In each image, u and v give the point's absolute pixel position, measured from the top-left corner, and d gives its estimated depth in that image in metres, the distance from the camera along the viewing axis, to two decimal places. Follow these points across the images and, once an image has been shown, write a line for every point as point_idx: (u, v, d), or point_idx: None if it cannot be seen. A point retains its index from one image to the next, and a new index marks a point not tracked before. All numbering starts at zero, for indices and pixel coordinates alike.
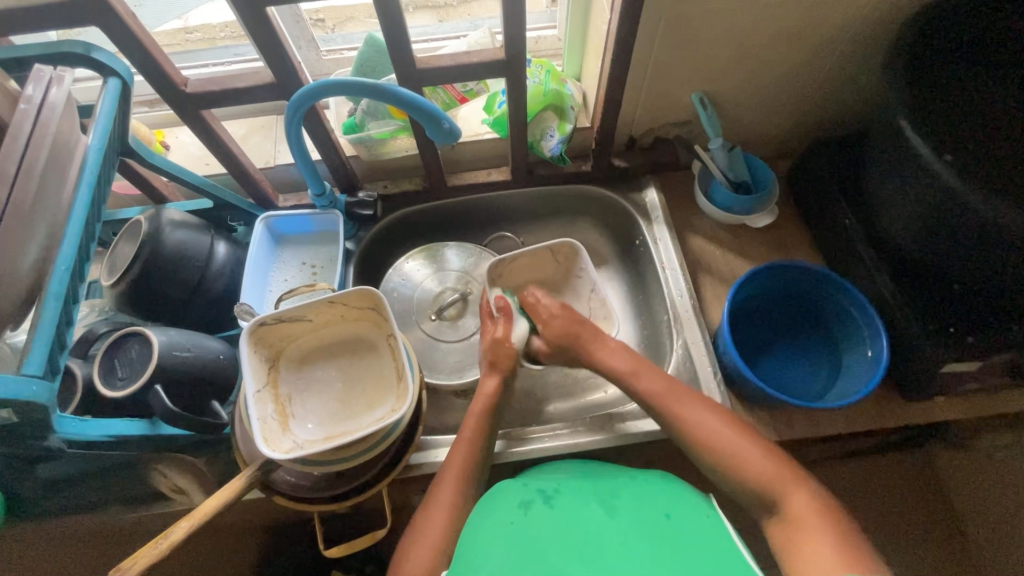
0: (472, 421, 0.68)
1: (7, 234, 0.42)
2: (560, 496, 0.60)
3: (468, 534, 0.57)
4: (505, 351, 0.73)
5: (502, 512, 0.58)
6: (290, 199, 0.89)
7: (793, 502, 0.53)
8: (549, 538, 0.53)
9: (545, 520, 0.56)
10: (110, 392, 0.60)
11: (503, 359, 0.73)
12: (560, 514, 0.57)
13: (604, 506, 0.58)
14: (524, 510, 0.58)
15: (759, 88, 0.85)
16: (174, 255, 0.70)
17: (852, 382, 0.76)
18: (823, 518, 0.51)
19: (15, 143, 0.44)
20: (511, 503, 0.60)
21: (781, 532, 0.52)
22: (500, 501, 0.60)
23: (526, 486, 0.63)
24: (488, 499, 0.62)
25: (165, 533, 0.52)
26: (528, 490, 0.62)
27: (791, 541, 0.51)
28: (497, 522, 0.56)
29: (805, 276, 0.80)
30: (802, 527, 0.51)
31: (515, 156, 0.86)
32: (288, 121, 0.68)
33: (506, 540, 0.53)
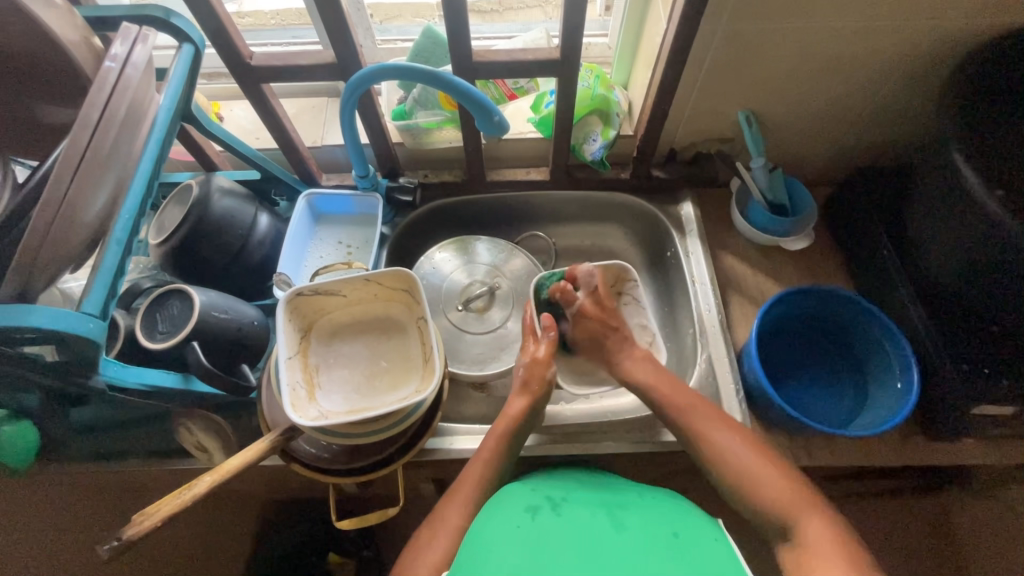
0: (497, 430, 0.69)
1: (84, 175, 0.44)
2: (567, 504, 0.61)
3: (475, 532, 0.57)
4: (538, 374, 0.72)
5: (510, 513, 0.59)
6: (332, 179, 0.92)
7: (808, 530, 0.53)
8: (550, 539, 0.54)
9: (554, 523, 0.57)
10: (149, 343, 0.62)
11: (535, 382, 0.71)
12: (567, 519, 0.58)
13: (609, 514, 0.59)
14: (530, 511, 0.59)
15: (808, 110, 0.85)
16: (220, 222, 0.73)
17: (880, 413, 0.74)
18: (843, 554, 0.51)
19: (100, 93, 0.46)
20: (518, 507, 0.60)
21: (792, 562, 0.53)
22: (508, 503, 0.61)
23: (534, 492, 0.64)
24: (494, 500, 0.62)
25: (188, 485, 0.55)
26: (536, 495, 0.63)
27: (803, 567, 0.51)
28: (504, 522, 0.57)
29: (839, 303, 0.79)
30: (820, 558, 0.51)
31: (557, 158, 0.87)
32: (343, 102, 0.70)
33: (510, 540, 0.54)
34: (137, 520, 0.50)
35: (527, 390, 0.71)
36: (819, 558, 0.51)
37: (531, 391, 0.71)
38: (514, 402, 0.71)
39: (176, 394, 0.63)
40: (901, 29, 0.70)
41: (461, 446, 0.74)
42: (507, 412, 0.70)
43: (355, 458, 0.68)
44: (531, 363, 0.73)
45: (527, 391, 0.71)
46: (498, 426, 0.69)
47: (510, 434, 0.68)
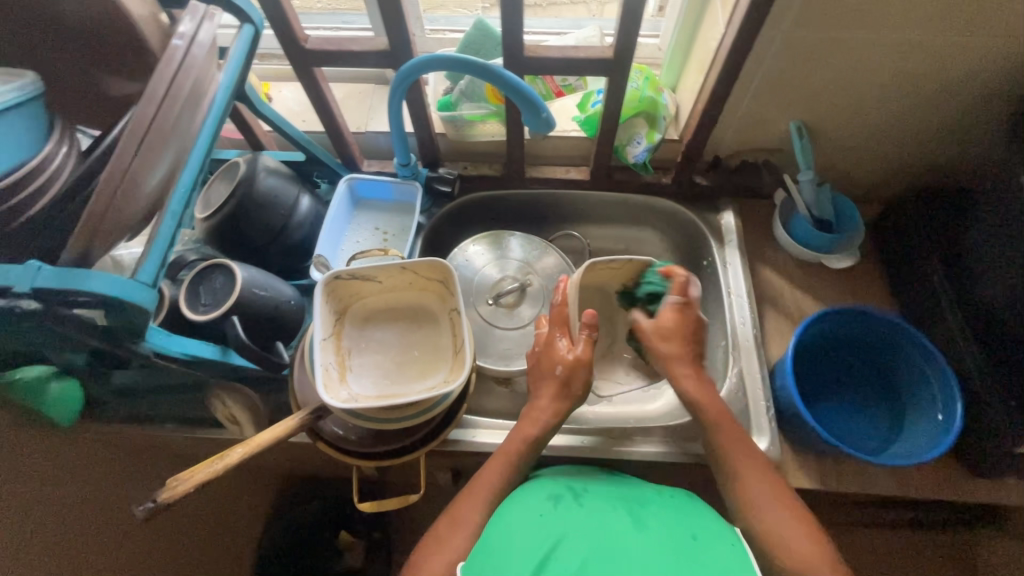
0: (523, 432, 0.67)
1: (148, 148, 0.45)
2: (587, 496, 0.61)
3: (497, 518, 0.59)
4: (582, 377, 0.68)
5: (532, 503, 0.60)
6: (374, 165, 0.93)
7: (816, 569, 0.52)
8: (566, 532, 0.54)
9: (573, 513, 0.57)
10: (192, 315, 0.64)
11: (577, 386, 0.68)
12: (585, 511, 0.58)
13: (628, 510, 0.58)
14: (552, 501, 0.60)
15: (864, 125, 0.82)
16: (264, 201, 0.74)
17: (917, 445, 0.72)
18: None
19: (167, 68, 0.47)
20: (540, 496, 0.61)
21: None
22: (532, 493, 0.62)
23: (558, 483, 0.65)
24: (520, 489, 0.64)
25: (221, 454, 0.56)
26: (560, 486, 0.63)
27: None
28: (525, 511, 0.58)
29: (882, 328, 0.76)
30: None
31: (599, 158, 0.86)
32: (392, 91, 0.70)
33: (528, 528, 0.55)
34: (171, 484, 0.53)
35: (562, 394, 0.68)
36: None
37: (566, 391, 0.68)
38: (545, 405, 0.68)
39: (214, 366, 0.65)
40: (973, 46, 0.67)
41: (484, 439, 0.74)
42: (534, 408, 0.69)
43: (381, 442, 0.69)
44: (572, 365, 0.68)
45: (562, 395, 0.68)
46: (524, 425, 0.68)
47: (535, 440, 0.67)
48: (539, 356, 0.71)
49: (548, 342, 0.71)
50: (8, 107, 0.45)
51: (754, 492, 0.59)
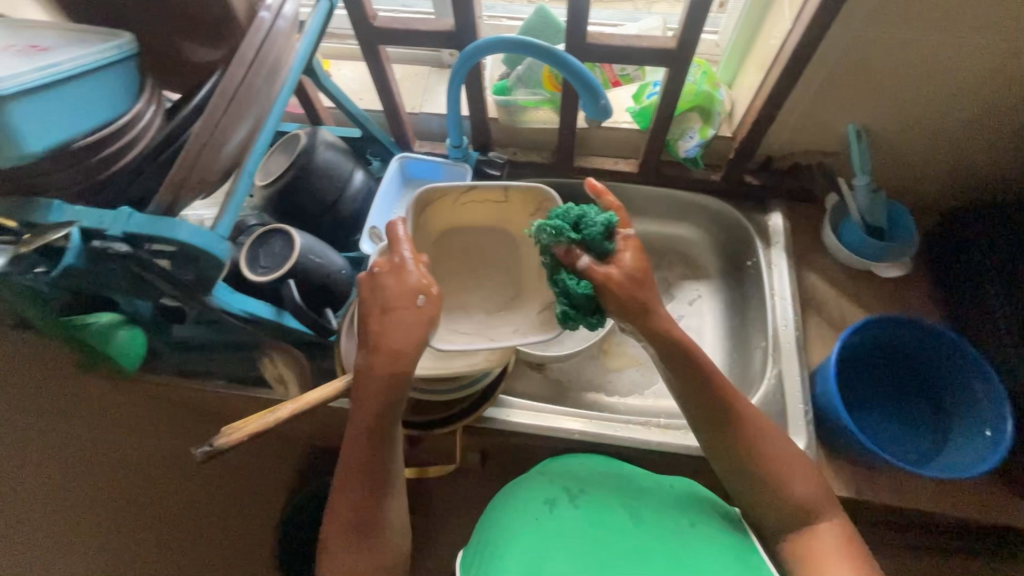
0: (370, 407, 0.54)
1: (235, 109, 0.48)
2: (584, 497, 0.62)
3: (498, 531, 0.61)
4: (411, 317, 0.53)
5: (526, 509, 0.61)
6: (425, 146, 0.95)
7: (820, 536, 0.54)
8: (575, 541, 0.56)
9: (570, 519, 0.59)
10: (252, 275, 0.67)
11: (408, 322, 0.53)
12: (585, 516, 0.60)
13: (628, 508, 0.61)
14: (548, 508, 0.61)
15: (928, 131, 0.79)
16: (322, 173, 0.77)
17: (958, 462, 0.70)
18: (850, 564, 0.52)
19: (257, 36, 0.50)
20: (535, 500, 0.62)
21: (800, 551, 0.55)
22: (525, 497, 0.63)
23: (549, 480, 0.65)
24: (512, 496, 0.65)
25: (269, 411, 0.59)
26: (553, 485, 0.64)
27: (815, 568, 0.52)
28: (522, 520, 0.60)
29: (932, 339, 0.73)
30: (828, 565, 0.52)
31: (649, 151, 0.86)
32: (452, 74, 0.72)
33: (522, 539, 0.57)
34: (226, 431, 0.57)
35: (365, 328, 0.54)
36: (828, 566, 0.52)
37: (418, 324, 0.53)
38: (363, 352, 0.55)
39: (269, 326, 0.68)
40: None
41: (516, 420, 0.74)
42: (383, 345, 0.53)
43: (421, 412, 0.72)
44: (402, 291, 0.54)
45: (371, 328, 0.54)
46: (368, 397, 0.53)
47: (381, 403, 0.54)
48: (376, 290, 0.55)
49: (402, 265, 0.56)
50: (105, 64, 0.48)
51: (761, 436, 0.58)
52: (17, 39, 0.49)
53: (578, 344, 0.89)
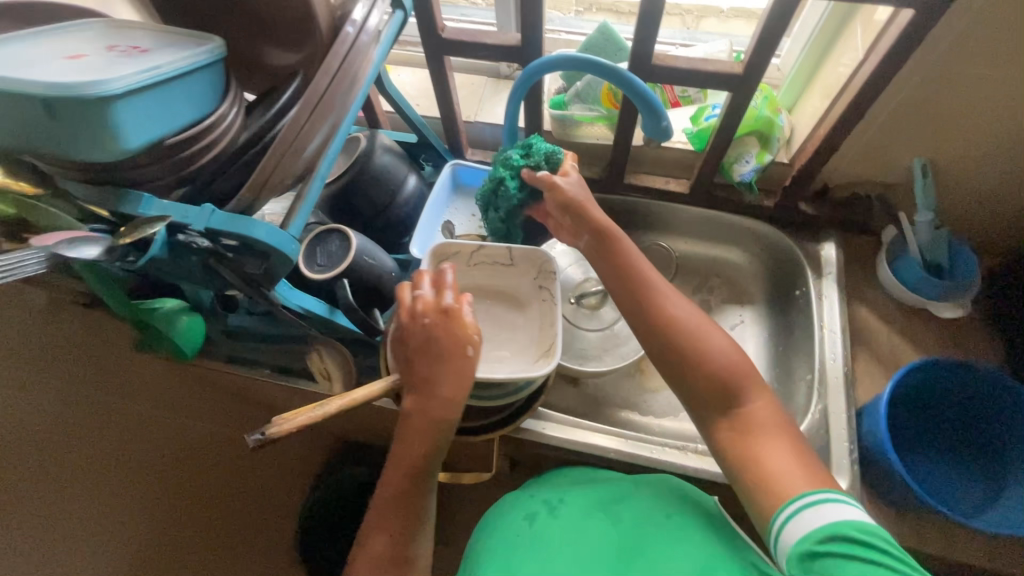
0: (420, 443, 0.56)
1: (317, 118, 0.50)
2: (563, 507, 0.65)
3: (487, 545, 0.63)
4: (455, 370, 0.55)
5: (511, 524, 0.64)
6: (476, 155, 0.96)
7: (763, 437, 0.55)
8: (560, 548, 0.59)
9: (553, 530, 0.62)
10: (309, 272, 0.69)
11: (454, 370, 0.55)
12: (563, 525, 0.62)
13: (605, 510, 0.64)
14: (529, 522, 0.63)
15: (1000, 169, 0.76)
16: (378, 177, 0.79)
17: (1013, 517, 0.67)
18: (781, 430, 0.56)
19: (343, 48, 0.53)
20: (517, 515, 0.65)
21: (735, 442, 0.56)
22: (509, 513, 0.66)
23: (532, 497, 0.68)
24: (497, 512, 0.68)
25: (321, 403, 0.60)
26: (534, 500, 0.67)
27: (748, 448, 0.55)
28: (507, 534, 0.62)
29: (994, 386, 0.70)
30: (759, 435, 0.55)
31: (702, 172, 0.86)
32: (514, 89, 0.73)
33: (516, 552, 0.59)
34: (277, 421, 0.57)
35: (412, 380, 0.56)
36: (768, 462, 0.53)
37: (460, 369, 0.55)
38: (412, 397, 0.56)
39: (321, 322, 0.70)
40: None
41: (552, 434, 0.74)
42: (438, 396, 0.54)
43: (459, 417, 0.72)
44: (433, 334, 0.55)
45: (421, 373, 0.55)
46: (414, 439, 0.55)
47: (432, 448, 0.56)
48: (423, 341, 0.55)
49: (445, 313, 0.56)
50: (200, 66, 0.50)
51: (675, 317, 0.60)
52: (119, 41, 0.52)
53: (618, 363, 0.82)
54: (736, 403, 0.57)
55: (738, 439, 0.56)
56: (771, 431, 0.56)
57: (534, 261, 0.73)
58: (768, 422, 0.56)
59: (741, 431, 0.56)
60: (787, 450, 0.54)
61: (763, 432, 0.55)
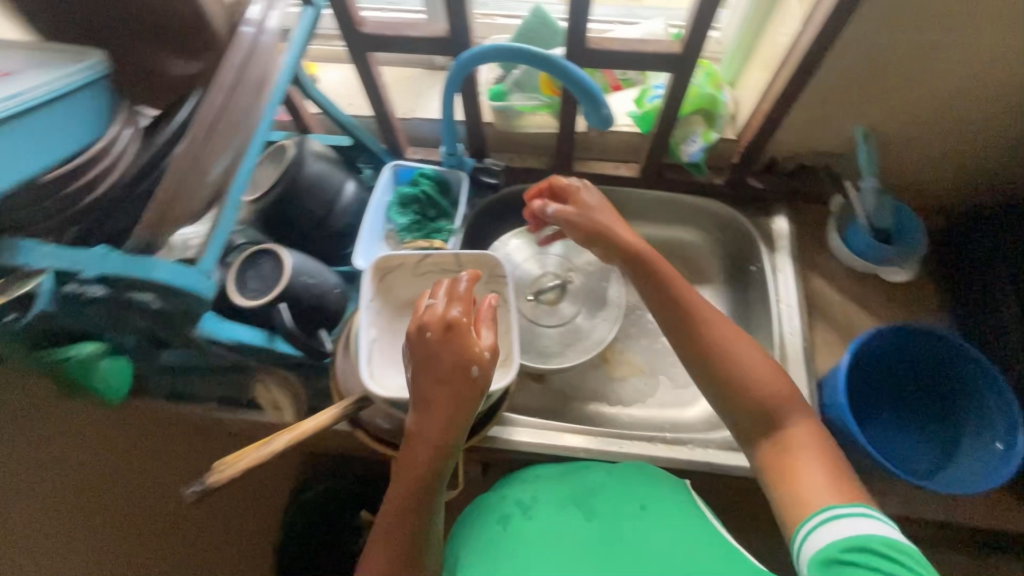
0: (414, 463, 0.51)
1: (216, 137, 0.46)
2: (538, 506, 0.62)
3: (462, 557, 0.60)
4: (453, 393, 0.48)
5: (483, 530, 0.62)
6: (418, 153, 0.91)
7: (803, 475, 0.52)
8: (538, 550, 0.57)
9: (527, 533, 0.59)
10: (241, 300, 0.64)
11: (450, 395, 0.48)
12: (540, 526, 0.60)
13: (579, 506, 0.62)
14: (502, 526, 0.61)
15: (938, 131, 0.77)
16: (312, 186, 0.74)
17: (969, 472, 0.69)
18: (821, 457, 0.53)
19: (237, 55, 0.48)
20: (490, 520, 0.63)
21: (769, 452, 0.56)
22: (481, 517, 0.64)
23: (503, 496, 0.65)
24: (470, 518, 0.65)
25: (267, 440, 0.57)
26: (507, 502, 0.64)
27: (788, 474, 0.53)
28: (481, 542, 0.60)
29: (945, 348, 0.72)
30: (801, 458, 0.53)
31: (651, 155, 0.83)
32: (447, 82, 0.69)
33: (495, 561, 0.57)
34: (218, 468, 0.54)
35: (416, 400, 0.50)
36: (811, 498, 0.51)
37: (461, 392, 0.49)
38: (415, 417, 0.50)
39: (261, 352, 0.65)
40: None
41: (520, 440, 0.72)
42: (436, 422, 0.49)
43: None
44: (435, 353, 0.48)
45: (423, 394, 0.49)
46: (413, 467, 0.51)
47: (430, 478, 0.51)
48: (419, 352, 0.49)
49: (450, 329, 0.49)
50: (75, 87, 0.44)
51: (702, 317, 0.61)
52: None
53: (580, 358, 0.80)
54: (778, 424, 0.56)
55: (781, 469, 0.54)
56: (801, 449, 0.54)
57: (483, 265, 0.69)
58: (813, 450, 0.54)
59: (780, 453, 0.55)
60: (828, 477, 0.52)
61: (810, 468, 0.53)
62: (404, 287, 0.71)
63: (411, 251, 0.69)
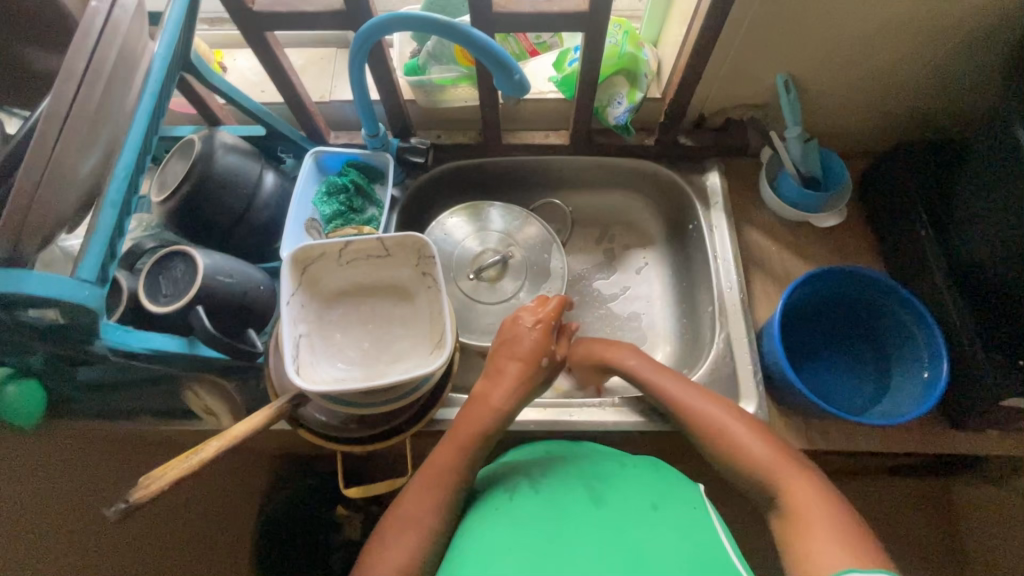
0: (473, 426, 0.60)
1: (71, 133, 0.41)
2: (546, 482, 0.59)
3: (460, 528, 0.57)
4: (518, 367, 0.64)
5: (490, 502, 0.58)
6: (341, 137, 0.87)
7: (811, 542, 0.48)
8: (534, 527, 0.53)
9: (533, 507, 0.56)
10: (153, 307, 0.60)
11: (511, 371, 0.64)
12: (544, 500, 0.56)
13: (588, 487, 0.58)
14: (509, 497, 0.58)
15: (854, 74, 0.78)
16: (224, 180, 0.70)
17: (901, 402, 0.72)
18: (827, 510, 0.50)
19: (86, 39, 0.42)
20: (499, 490, 0.60)
21: (783, 526, 0.51)
22: (489, 489, 0.61)
23: (514, 469, 0.63)
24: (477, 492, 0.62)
25: (196, 448, 0.53)
26: (516, 474, 0.61)
27: (799, 538, 0.49)
28: (486, 511, 0.57)
29: (874, 287, 0.74)
30: (811, 519, 0.49)
31: (578, 121, 0.82)
32: (352, 56, 0.65)
33: (493, 532, 0.53)
34: (142, 481, 0.50)
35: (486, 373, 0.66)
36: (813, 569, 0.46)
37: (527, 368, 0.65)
38: (481, 387, 0.64)
39: (183, 358, 0.62)
40: None
41: None
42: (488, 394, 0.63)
43: (364, 426, 0.67)
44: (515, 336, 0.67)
45: (495, 366, 0.66)
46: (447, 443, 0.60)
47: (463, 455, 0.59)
48: (510, 338, 0.67)
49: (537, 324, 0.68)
50: None
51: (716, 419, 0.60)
52: None
53: None
54: (776, 485, 0.53)
55: (790, 525, 0.50)
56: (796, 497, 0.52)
57: (409, 247, 0.67)
58: (816, 514, 0.49)
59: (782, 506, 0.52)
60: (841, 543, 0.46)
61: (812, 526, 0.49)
62: (331, 277, 0.68)
63: (333, 239, 0.66)
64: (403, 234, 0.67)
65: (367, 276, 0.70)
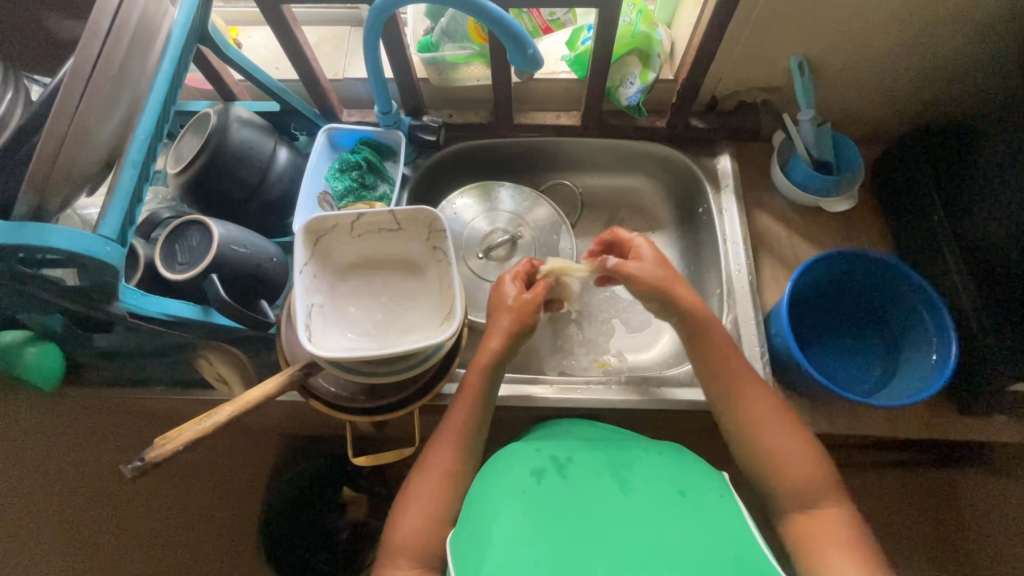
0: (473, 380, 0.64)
1: (96, 91, 0.43)
2: (572, 467, 0.59)
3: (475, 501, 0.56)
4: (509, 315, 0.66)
5: (512, 477, 0.57)
6: (353, 115, 0.88)
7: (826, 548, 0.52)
8: (562, 512, 0.53)
9: (559, 490, 0.55)
10: (169, 274, 0.62)
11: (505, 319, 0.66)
12: (572, 486, 0.56)
13: (616, 475, 0.58)
14: (536, 479, 0.57)
15: (869, 57, 0.77)
16: (238, 154, 0.70)
17: (909, 386, 0.71)
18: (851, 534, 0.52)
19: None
20: (522, 468, 0.58)
21: (806, 533, 0.54)
22: (510, 465, 0.59)
23: (536, 449, 0.61)
24: (494, 464, 0.61)
25: (208, 412, 0.53)
26: (541, 455, 0.60)
27: (818, 544, 0.52)
28: (509, 485, 0.56)
29: (886, 271, 0.74)
30: (828, 533, 0.52)
31: (589, 101, 0.82)
32: (365, 31, 0.65)
33: (518, 509, 0.53)
34: (158, 441, 0.49)
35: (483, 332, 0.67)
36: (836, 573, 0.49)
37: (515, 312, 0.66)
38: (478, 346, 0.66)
39: (197, 325, 0.63)
40: None
41: None
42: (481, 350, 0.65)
43: (373, 397, 0.68)
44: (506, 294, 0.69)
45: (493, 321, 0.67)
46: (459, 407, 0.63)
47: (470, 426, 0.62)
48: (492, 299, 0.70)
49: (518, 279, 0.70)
50: None
51: (749, 382, 0.62)
52: None
53: None
54: (817, 503, 0.55)
55: (794, 495, 0.55)
56: (819, 500, 0.55)
57: (422, 221, 0.68)
58: (842, 533, 0.52)
59: (800, 503, 0.55)
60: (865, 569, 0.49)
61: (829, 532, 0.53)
62: (343, 249, 0.69)
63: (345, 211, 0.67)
64: (415, 207, 0.67)
65: (379, 248, 0.70)
